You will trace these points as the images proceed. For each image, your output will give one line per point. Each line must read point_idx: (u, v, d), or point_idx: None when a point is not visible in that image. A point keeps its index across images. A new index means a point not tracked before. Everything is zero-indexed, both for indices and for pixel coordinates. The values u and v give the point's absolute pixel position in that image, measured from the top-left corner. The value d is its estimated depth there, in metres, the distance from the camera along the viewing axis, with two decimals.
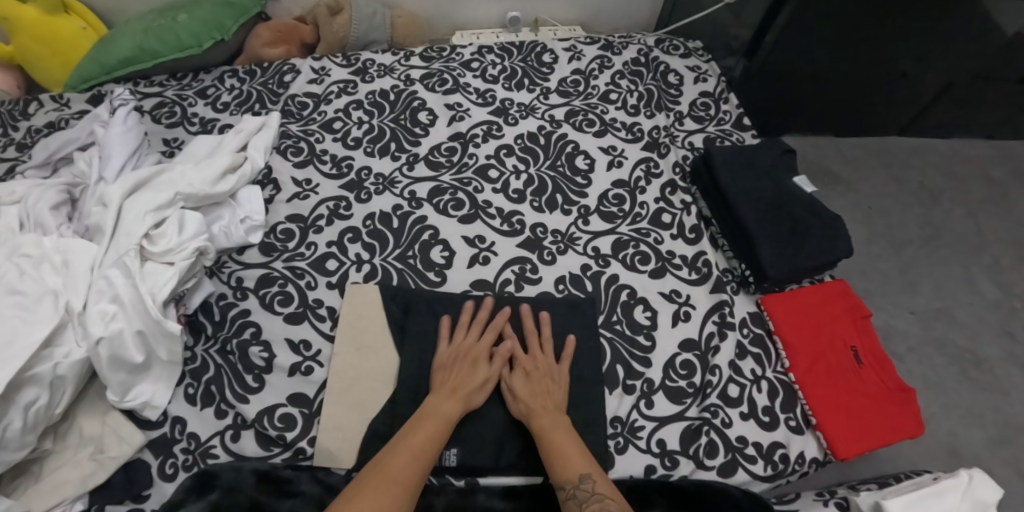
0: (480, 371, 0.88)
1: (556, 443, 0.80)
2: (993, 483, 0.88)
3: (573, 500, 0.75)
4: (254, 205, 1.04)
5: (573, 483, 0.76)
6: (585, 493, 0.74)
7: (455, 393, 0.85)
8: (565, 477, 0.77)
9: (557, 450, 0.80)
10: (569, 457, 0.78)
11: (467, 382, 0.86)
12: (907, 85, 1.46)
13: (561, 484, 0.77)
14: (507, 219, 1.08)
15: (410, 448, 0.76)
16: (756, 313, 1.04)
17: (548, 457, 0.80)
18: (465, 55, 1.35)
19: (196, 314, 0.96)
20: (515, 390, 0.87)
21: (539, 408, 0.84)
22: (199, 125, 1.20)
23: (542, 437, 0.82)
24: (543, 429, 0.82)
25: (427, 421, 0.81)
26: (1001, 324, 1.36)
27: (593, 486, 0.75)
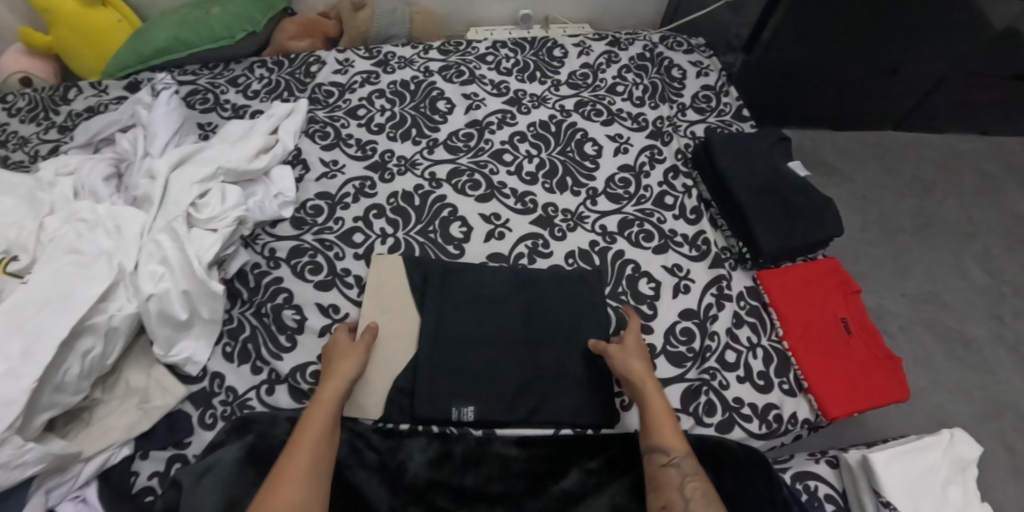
0: (351, 354, 0.90)
1: (668, 414, 0.86)
2: (972, 441, 0.95)
3: (675, 468, 0.81)
4: (286, 183, 1.12)
5: (680, 455, 0.82)
6: (689, 468, 0.81)
7: (329, 378, 0.87)
8: (672, 447, 0.83)
9: (667, 420, 0.85)
10: (677, 431, 0.85)
11: (338, 366, 0.88)
12: (899, 80, 1.54)
13: (669, 451, 0.82)
14: (521, 198, 1.16)
15: (302, 445, 0.78)
16: (752, 287, 1.11)
17: (658, 423, 0.85)
18: (480, 49, 1.43)
19: (232, 281, 1.04)
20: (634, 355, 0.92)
21: (650, 378, 0.90)
22: (231, 111, 1.28)
23: (655, 402, 0.87)
24: (658, 398, 0.87)
25: (313, 412, 0.82)
26: (990, 308, 1.43)
27: (696, 467, 0.82)
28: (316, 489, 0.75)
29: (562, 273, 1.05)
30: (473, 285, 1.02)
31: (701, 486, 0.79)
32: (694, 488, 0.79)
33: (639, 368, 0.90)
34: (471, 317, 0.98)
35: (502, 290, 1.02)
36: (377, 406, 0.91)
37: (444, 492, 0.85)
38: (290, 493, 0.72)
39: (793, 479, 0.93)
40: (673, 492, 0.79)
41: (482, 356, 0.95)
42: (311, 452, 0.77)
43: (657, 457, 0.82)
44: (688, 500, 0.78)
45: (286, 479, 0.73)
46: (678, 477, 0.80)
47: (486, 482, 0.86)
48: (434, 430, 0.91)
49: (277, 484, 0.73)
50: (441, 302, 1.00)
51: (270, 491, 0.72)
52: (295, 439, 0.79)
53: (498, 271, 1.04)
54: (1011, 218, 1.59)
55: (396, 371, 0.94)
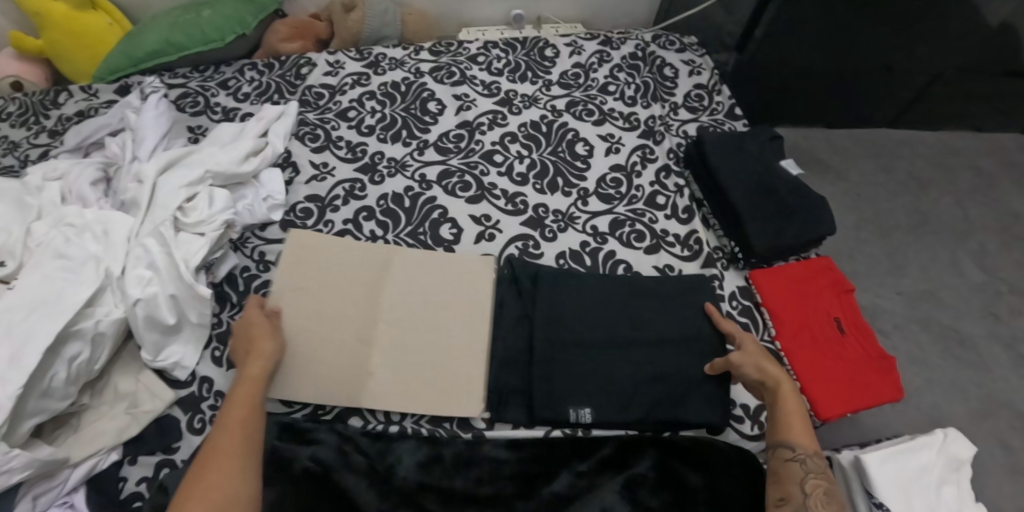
0: (270, 331, 0.90)
1: (798, 410, 0.86)
2: (965, 440, 0.96)
3: (798, 464, 0.81)
4: (276, 185, 1.12)
5: (807, 452, 0.82)
6: (815, 466, 0.81)
7: (252, 357, 0.87)
8: (800, 444, 0.83)
9: (797, 416, 0.86)
10: (806, 429, 0.85)
11: (260, 344, 0.88)
12: (894, 77, 1.53)
13: (795, 446, 0.83)
14: (511, 199, 1.15)
15: (232, 422, 0.78)
16: (745, 287, 1.11)
17: (789, 418, 0.85)
18: (471, 49, 1.42)
19: (222, 284, 1.03)
20: (763, 350, 0.92)
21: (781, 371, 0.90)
22: (222, 114, 1.28)
23: (785, 397, 0.87)
24: (790, 393, 0.87)
25: (241, 391, 0.82)
26: (985, 306, 1.42)
27: (821, 465, 0.82)
28: (252, 462, 0.75)
29: (487, 264, 1.05)
30: (456, 290, 1.02)
31: (824, 486, 0.80)
32: (816, 486, 0.80)
33: (770, 363, 0.90)
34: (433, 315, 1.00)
35: (420, 278, 1.03)
36: (309, 393, 0.91)
37: (433, 495, 0.84)
38: (226, 467, 0.73)
39: None
40: (794, 486, 0.80)
41: (446, 356, 0.96)
42: (245, 426, 0.78)
43: (781, 450, 0.83)
44: (809, 496, 0.79)
45: (219, 454, 0.74)
46: (801, 473, 0.81)
47: (477, 485, 0.85)
48: (423, 434, 0.90)
49: (211, 461, 0.73)
50: (372, 290, 1.01)
51: (204, 469, 0.72)
52: (224, 417, 0.78)
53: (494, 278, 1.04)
54: (1007, 215, 1.58)
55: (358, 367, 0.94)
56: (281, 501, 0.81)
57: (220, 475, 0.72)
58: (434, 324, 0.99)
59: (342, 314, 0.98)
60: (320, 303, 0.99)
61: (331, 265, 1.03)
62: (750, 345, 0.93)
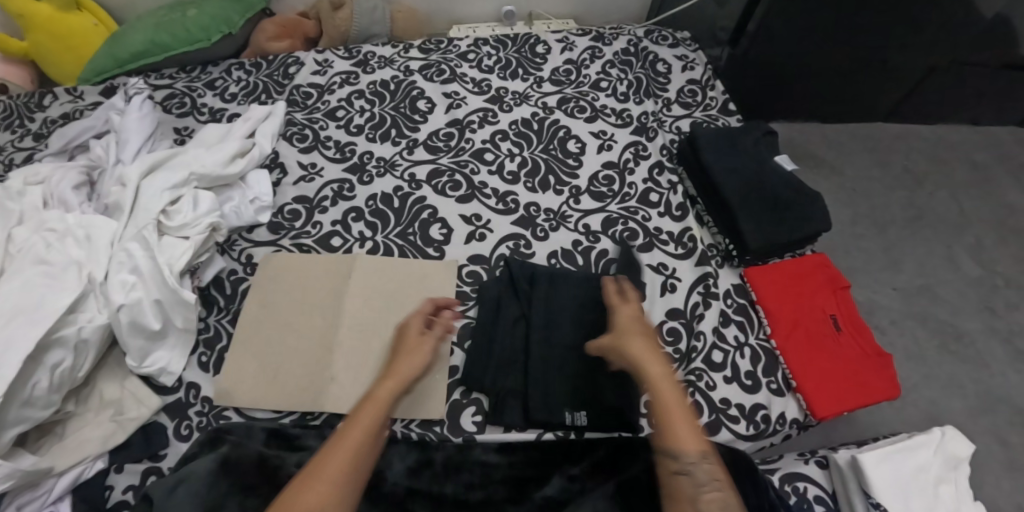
0: (411, 351, 0.87)
1: (676, 410, 0.78)
2: (964, 439, 0.95)
3: (686, 476, 0.74)
4: (263, 187, 1.10)
5: (693, 460, 0.74)
6: (705, 475, 0.73)
7: (386, 377, 0.83)
8: (683, 451, 0.75)
9: (678, 419, 0.77)
10: (691, 429, 0.77)
11: (399, 365, 0.85)
12: (889, 70, 1.51)
13: (680, 456, 0.74)
14: (502, 198, 1.14)
15: (350, 440, 0.74)
16: (740, 285, 1.09)
17: (666, 423, 0.77)
18: (461, 46, 1.41)
19: (208, 289, 1.02)
20: (639, 338, 0.85)
21: (656, 360, 0.83)
22: (208, 115, 1.26)
23: (664, 396, 0.79)
24: (662, 389, 0.80)
25: (365, 407, 0.79)
26: (982, 301, 1.41)
27: (712, 470, 0.74)
28: (352, 487, 0.71)
29: (452, 264, 1.05)
30: (443, 294, 1.01)
31: (719, 498, 0.72)
32: (711, 499, 0.72)
33: (641, 353, 0.83)
34: (414, 319, 0.99)
35: (387, 283, 1.02)
36: (291, 401, 0.92)
37: (424, 500, 0.83)
38: (327, 486, 0.69)
39: (782, 481, 0.91)
40: (686, 503, 0.72)
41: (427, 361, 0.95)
42: (359, 448, 0.74)
43: (666, 462, 0.75)
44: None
45: (327, 470, 0.70)
46: (690, 487, 0.73)
47: (468, 490, 0.84)
48: (414, 438, 0.89)
49: (315, 477, 0.70)
50: (355, 295, 1.01)
51: (308, 482, 0.69)
52: (343, 432, 0.75)
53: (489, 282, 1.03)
54: (1003, 209, 1.57)
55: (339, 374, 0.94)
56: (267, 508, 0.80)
57: (319, 496, 0.68)
58: (396, 329, 0.98)
59: (326, 322, 0.99)
60: (310, 313, 0.99)
61: (320, 273, 1.03)
62: (625, 334, 0.86)
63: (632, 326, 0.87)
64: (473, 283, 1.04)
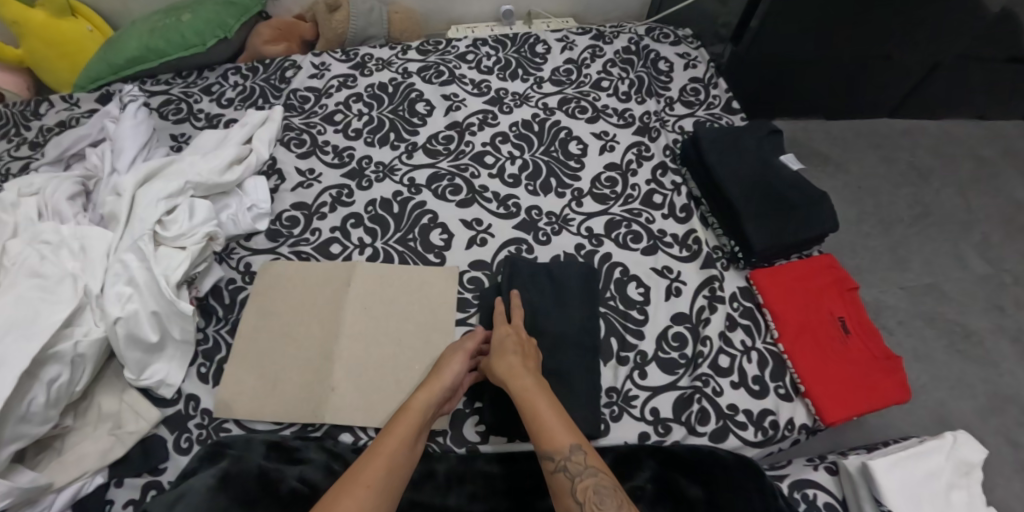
0: (444, 363, 0.86)
1: (537, 411, 0.78)
2: (977, 444, 0.93)
3: (563, 473, 0.72)
4: (261, 193, 1.08)
5: (561, 455, 0.73)
6: (578, 465, 0.72)
7: (421, 387, 0.83)
8: (553, 448, 0.74)
9: (539, 420, 0.77)
10: (560, 424, 0.76)
11: (436, 376, 0.84)
12: (894, 66, 1.48)
13: (552, 455, 0.74)
14: (503, 202, 1.12)
15: (385, 451, 0.75)
16: (746, 288, 1.07)
17: (535, 427, 0.77)
18: (460, 47, 1.39)
19: (206, 298, 1.01)
20: (507, 355, 0.85)
21: (522, 370, 0.83)
22: (205, 121, 1.24)
23: (530, 402, 0.79)
24: (530, 395, 0.80)
25: (400, 418, 0.79)
26: (992, 299, 1.39)
27: (584, 458, 0.73)
28: (388, 498, 0.71)
29: (453, 271, 1.03)
30: (447, 300, 1.00)
31: (593, 484, 0.70)
32: (588, 487, 0.71)
33: (507, 366, 0.84)
34: (415, 326, 0.97)
35: (387, 290, 1.01)
36: (290, 412, 0.90)
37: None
38: (362, 496, 0.69)
39: (791, 488, 0.90)
40: (568, 500, 0.71)
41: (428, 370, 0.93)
42: (394, 457, 0.74)
43: (545, 465, 0.74)
44: (582, 505, 0.69)
45: (360, 478, 0.71)
46: (568, 481, 0.72)
47: (471, 502, 0.83)
48: None
49: (348, 485, 0.70)
50: (355, 302, 0.99)
51: (343, 489, 0.69)
52: (380, 442, 0.76)
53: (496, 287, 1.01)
54: (1011, 205, 1.54)
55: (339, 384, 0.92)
56: None
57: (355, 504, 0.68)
58: (397, 338, 0.96)
59: (326, 329, 0.97)
60: (310, 320, 0.98)
61: (320, 280, 1.02)
62: (495, 354, 0.87)
63: (502, 344, 0.87)
64: (475, 289, 1.02)
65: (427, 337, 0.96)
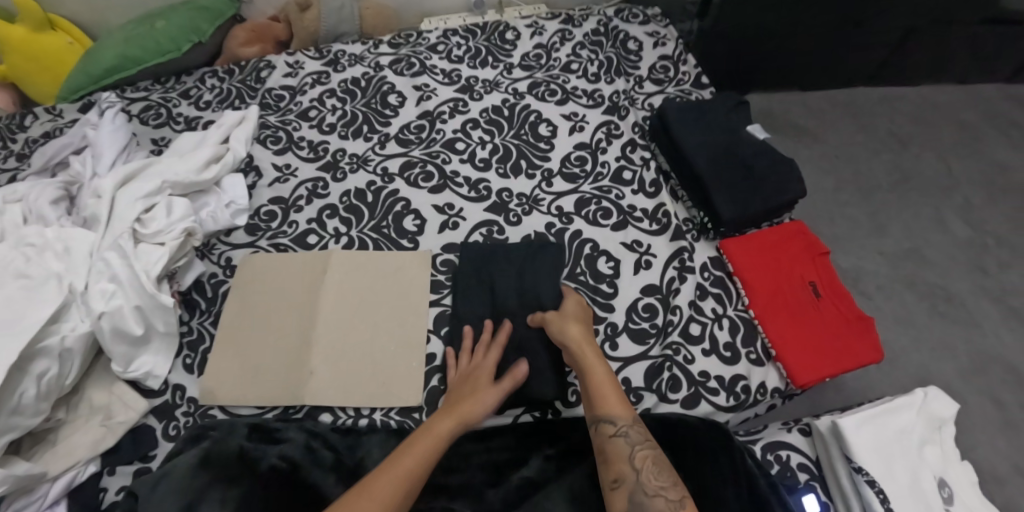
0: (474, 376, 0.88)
1: (609, 383, 0.85)
2: (947, 399, 0.96)
3: (623, 438, 0.80)
4: (238, 191, 1.12)
5: (626, 423, 0.81)
6: (638, 436, 0.81)
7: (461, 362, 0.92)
8: (618, 416, 0.82)
9: (609, 389, 0.85)
10: (620, 401, 0.84)
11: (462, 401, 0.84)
12: (867, 34, 1.46)
13: (616, 420, 0.82)
14: (474, 186, 1.14)
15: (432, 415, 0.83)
16: (716, 257, 1.09)
17: (603, 395, 0.84)
18: (431, 39, 1.41)
19: (189, 293, 1.04)
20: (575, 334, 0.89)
21: (587, 345, 0.88)
22: (184, 124, 1.28)
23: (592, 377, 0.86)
24: (594, 369, 0.86)
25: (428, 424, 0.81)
26: (972, 260, 1.39)
27: (643, 433, 0.81)
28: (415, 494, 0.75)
29: (427, 253, 1.06)
30: (419, 282, 1.03)
31: (651, 455, 0.79)
32: (644, 456, 0.79)
33: (579, 333, 0.89)
34: (390, 309, 1.00)
35: (362, 276, 1.03)
36: (274, 397, 0.93)
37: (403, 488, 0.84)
38: (396, 485, 0.73)
39: (764, 450, 0.93)
40: (625, 462, 0.79)
41: (404, 353, 0.96)
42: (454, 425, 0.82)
43: (605, 427, 0.82)
44: (640, 475, 0.77)
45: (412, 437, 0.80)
46: (627, 448, 0.80)
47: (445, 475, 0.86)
48: (392, 426, 0.91)
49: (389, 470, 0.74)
50: (333, 289, 1.02)
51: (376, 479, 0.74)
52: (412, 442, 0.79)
53: (465, 271, 1.02)
54: (990, 166, 1.55)
55: (320, 369, 0.95)
56: (247, 500, 0.80)
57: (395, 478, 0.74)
58: (375, 321, 0.99)
59: (307, 317, 1.00)
60: (290, 309, 1.01)
61: (299, 271, 1.05)
62: (563, 320, 0.91)
63: (572, 316, 0.92)
64: (447, 271, 1.05)
65: (401, 321, 0.99)
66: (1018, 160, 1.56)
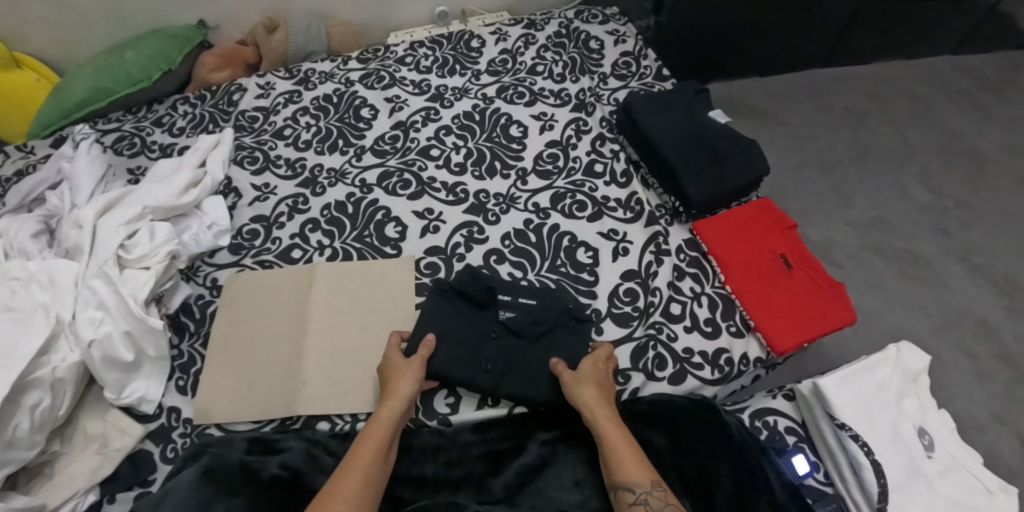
0: (404, 370, 0.90)
1: (625, 444, 0.83)
2: (918, 352, 1.01)
3: (643, 506, 0.77)
4: (219, 212, 1.13)
5: (645, 489, 0.78)
6: (659, 501, 0.77)
7: (387, 397, 0.87)
8: (637, 480, 0.78)
9: (625, 450, 0.82)
10: (638, 461, 0.81)
11: (395, 389, 0.87)
12: (816, 17, 1.53)
13: (636, 487, 0.78)
14: (452, 190, 1.17)
15: (358, 466, 0.78)
16: (691, 239, 1.13)
17: (619, 457, 0.81)
18: (398, 51, 1.44)
19: (178, 315, 1.05)
20: (599, 388, 0.89)
21: (606, 406, 0.87)
22: (159, 151, 1.29)
23: (609, 438, 0.83)
24: (609, 426, 0.84)
25: (367, 435, 0.82)
26: (936, 224, 1.46)
27: (664, 495, 0.78)
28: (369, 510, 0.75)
29: (410, 259, 1.08)
30: (404, 287, 1.05)
31: None
32: None
33: (592, 397, 0.87)
34: (378, 316, 1.02)
35: (348, 285, 1.05)
36: (269, 410, 0.94)
37: (407, 484, 0.85)
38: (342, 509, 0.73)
39: (753, 418, 0.97)
40: None
41: None
42: (380, 445, 0.81)
43: (623, 494, 0.78)
44: None
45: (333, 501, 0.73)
46: None
47: (447, 469, 0.87)
48: None
49: (329, 497, 0.74)
50: (319, 302, 1.04)
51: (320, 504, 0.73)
52: (353, 457, 0.79)
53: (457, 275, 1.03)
54: (945, 134, 1.62)
55: (313, 378, 0.96)
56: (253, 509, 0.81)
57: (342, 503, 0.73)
58: (365, 329, 1.01)
59: (297, 330, 1.01)
60: (280, 323, 1.02)
61: (284, 287, 1.06)
62: (581, 381, 0.89)
63: (586, 375, 0.90)
64: (431, 273, 1.07)
65: (389, 326, 1.01)
66: (968, 127, 1.64)
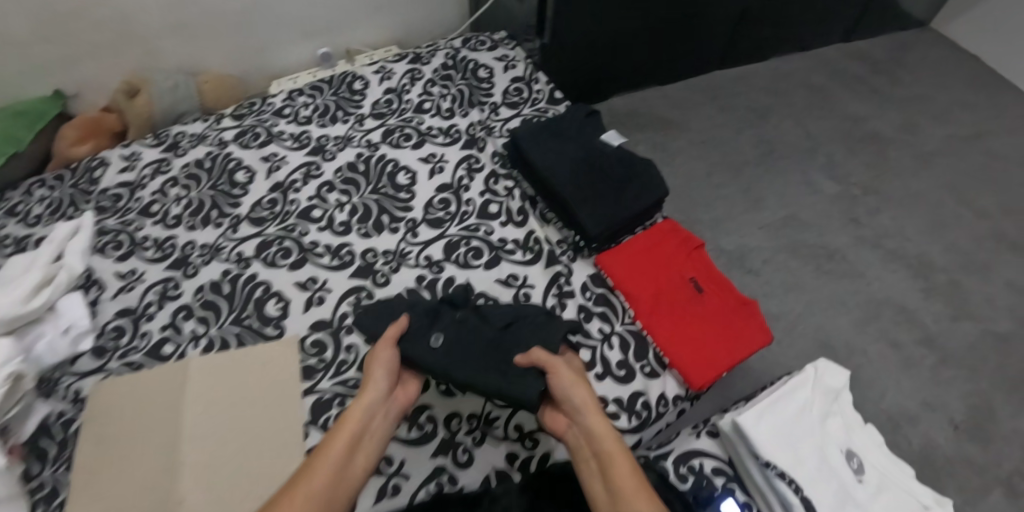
0: (378, 359, 0.82)
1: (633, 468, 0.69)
2: (837, 369, 0.98)
3: None
4: (77, 311, 1.01)
5: None
6: None
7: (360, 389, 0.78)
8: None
9: (635, 475, 0.68)
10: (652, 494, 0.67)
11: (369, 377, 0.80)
12: (703, 21, 1.50)
13: None
14: (337, 253, 1.08)
15: (326, 456, 0.69)
16: (595, 274, 1.08)
17: (627, 484, 0.67)
18: (275, 103, 1.34)
19: (36, 439, 0.91)
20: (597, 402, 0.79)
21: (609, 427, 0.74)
22: (13, 245, 1.15)
23: (619, 459, 0.70)
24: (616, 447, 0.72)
25: (340, 426, 0.74)
26: (847, 214, 1.45)
27: None
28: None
29: (293, 339, 0.99)
30: (284, 371, 0.96)
31: None
32: None
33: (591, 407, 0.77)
34: (258, 410, 0.93)
35: (223, 380, 0.96)
36: None
37: None
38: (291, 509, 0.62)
39: (677, 464, 0.90)
40: None
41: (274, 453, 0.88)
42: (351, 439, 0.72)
43: None
44: None
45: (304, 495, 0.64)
46: None
47: None
48: None
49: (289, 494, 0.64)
50: (192, 402, 0.94)
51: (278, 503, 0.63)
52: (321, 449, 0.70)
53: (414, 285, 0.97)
54: (846, 121, 1.63)
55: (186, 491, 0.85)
56: None
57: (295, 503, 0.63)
58: (247, 428, 0.91)
59: (167, 437, 0.91)
60: (148, 432, 0.92)
61: (152, 389, 0.96)
62: (576, 386, 0.80)
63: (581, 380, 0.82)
64: (318, 352, 0.98)
65: (270, 420, 0.92)
66: (867, 112, 1.65)
